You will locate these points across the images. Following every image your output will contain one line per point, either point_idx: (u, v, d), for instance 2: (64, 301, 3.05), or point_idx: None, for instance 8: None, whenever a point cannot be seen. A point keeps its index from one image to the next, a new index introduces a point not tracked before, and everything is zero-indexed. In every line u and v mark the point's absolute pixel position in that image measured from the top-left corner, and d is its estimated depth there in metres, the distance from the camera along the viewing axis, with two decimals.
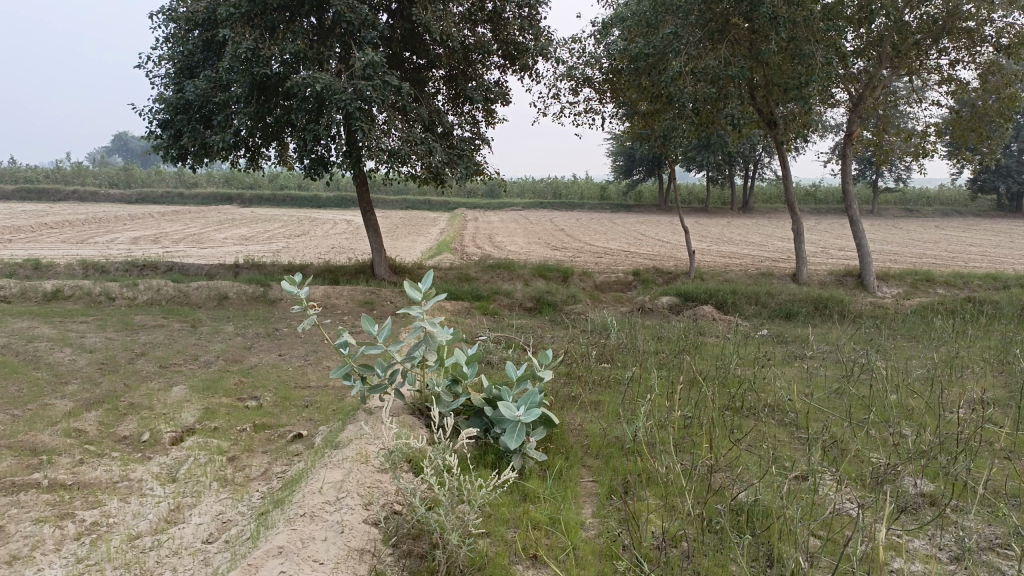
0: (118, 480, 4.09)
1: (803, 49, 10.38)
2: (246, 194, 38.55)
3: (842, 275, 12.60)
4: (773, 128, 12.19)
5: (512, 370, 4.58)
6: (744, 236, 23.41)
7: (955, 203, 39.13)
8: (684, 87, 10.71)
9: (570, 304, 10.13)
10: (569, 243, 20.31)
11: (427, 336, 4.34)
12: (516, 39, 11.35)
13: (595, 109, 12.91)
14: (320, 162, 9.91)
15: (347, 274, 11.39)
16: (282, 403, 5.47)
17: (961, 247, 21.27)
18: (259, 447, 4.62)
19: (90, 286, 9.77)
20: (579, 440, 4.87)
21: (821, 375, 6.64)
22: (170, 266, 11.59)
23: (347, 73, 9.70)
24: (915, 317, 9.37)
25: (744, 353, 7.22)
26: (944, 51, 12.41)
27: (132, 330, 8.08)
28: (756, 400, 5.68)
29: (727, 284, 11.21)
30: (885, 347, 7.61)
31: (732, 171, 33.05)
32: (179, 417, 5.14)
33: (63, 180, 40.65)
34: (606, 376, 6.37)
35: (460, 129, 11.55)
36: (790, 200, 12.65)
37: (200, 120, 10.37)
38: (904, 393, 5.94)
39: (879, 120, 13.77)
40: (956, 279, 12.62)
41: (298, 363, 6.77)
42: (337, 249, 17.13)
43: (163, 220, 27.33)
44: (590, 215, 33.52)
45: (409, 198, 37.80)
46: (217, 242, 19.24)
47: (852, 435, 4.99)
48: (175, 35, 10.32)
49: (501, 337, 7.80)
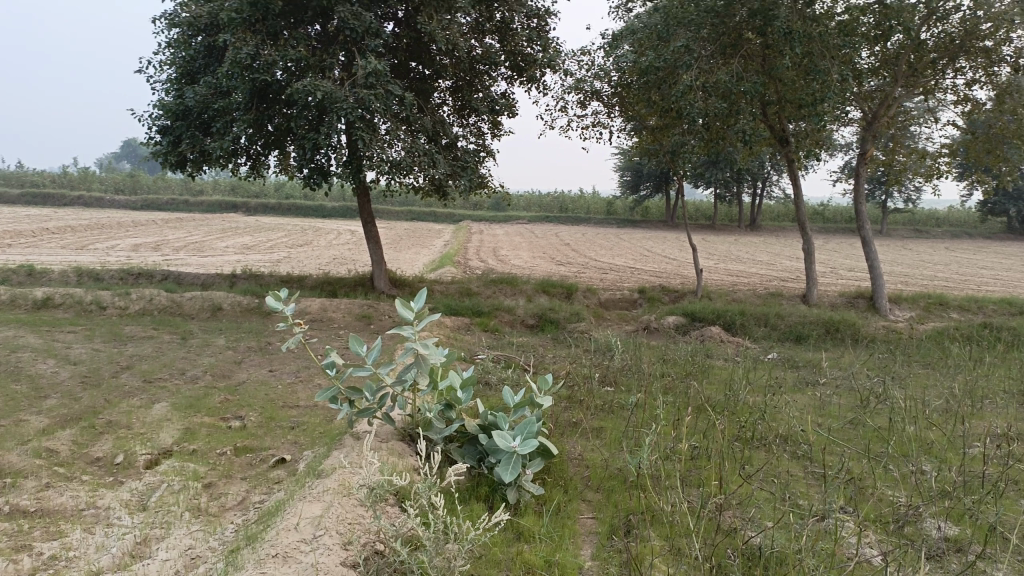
0: (83, 507, 3.83)
1: (818, 64, 10.14)
2: (251, 202, 38.41)
3: (854, 297, 12.31)
4: (785, 145, 11.94)
5: (509, 396, 4.30)
6: (751, 255, 23.11)
7: (964, 224, 38.85)
8: (693, 101, 10.44)
9: (573, 321, 9.84)
10: (574, 258, 20.05)
11: (418, 358, 4.07)
12: (523, 50, 11.16)
13: (602, 123, 12.68)
14: (319, 171, 9.67)
15: (346, 287, 11.12)
16: (268, 424, 5.20)
17: (972, 269, 20.99)
18: (239, 473, 4.35)
19: (81, 294, 9.54)
20: (579, 471, 4.59)
21: (835, 404, 6.35)
22: (167, 275, 11.36)
23: (349, 82, 9.49)
24: (930, 343, 9.06)
25: (754, 378, 6.93)
26: (960, 71, 12.14)
27: (120, 341, 7.83)
28: (767, 430, 5.39)
29: (735, 305, 10.93)
30: (900, 375, 7.32)
31: (739, 188, 32.85)
32: (156, 438, 4.86)
33: (69, 185, 40.62)
34: (610, 401, 6.09)
35: (465, 140, 11.34)
36: (801, 219, 12.33)
37: (200, 127, 10.19)
38: (923, 425, 5.65)
39: (892, 139, 13.51)
40: (970, 303, 12.32)
41: (289, 380, 6.50)
42: (339, 261, 16.91)
43: (167, 227, 27.23)
44: (596, 230, 33.32)
45: (414, 210, 37.67)
46: (218, 251, 19.05)
47: (870, 472, 4.69)
48: (177, 40, 10.10)
49: (501, 356, 7.52)
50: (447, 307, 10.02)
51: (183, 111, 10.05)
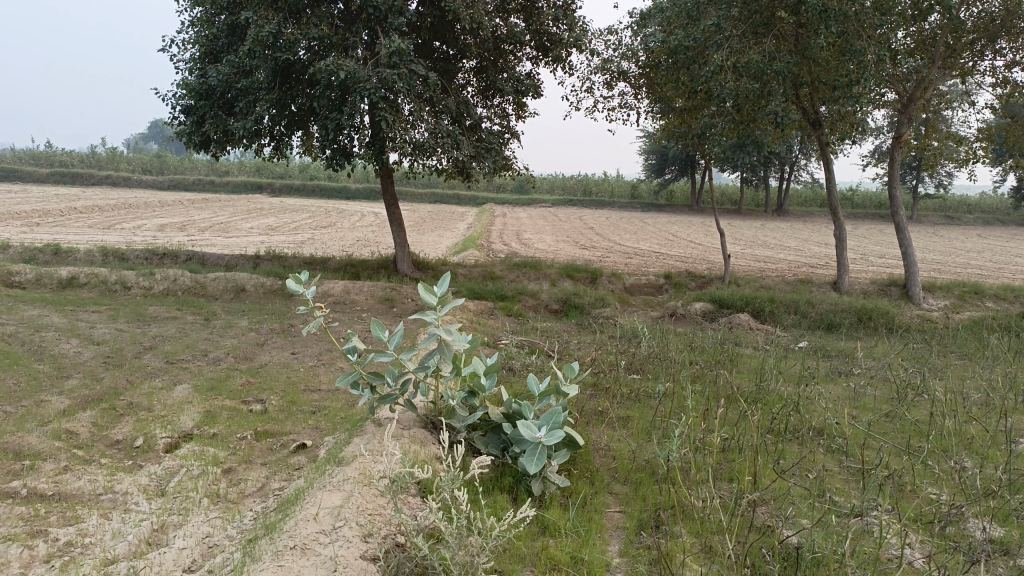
0: (101, 492, 3.77)
1: (854, 45, 9.82)
2: (275, 183, 38.51)
3: (886, 284, 12.00)
4: (818, 128, 11.64)
5: (533, 384, 4.18)
6: (778, 240, 22.77)
7: (996, 210, 37.98)
8: (724, 82, 10.18)
9: (599, 307, 9.68)
10: (599, 242, 19.85)
11: (441, 344, 3.96)
12: (549, 29, 10.95)
13: (630, 105, 12.44)
14: (342, 152, 9.57)
15: (369, 269, 11.04)
16: (289, 408, 5.12)
17: (1006, 257, 20.49)
18: (258, 458, 4.27)
19: (106, 274, 9.54)
20: (605, 462, 4.46)
21: (869, 396, 6.14)
22: (191, 255, 11.35)
23: (372, 61, 9.35)
24: (967, 333, 8.79)
25: (785, 368, 6.74)
26: (1000, 52, 11.75)
27: (143, 321, 7.80)
28: (799, 422, 5.23)
29: (763, 292, 10.70)
30: (935, 366, 7.09)
31: (766, 172, 32.36)
32: (177, 421, 4.81)
33: (97, 165, 41.03)
34: (637, 389, 5.94)
35: (489, 122, 11.16)
36: (833, 204, 12.01)
37: (223, 106, 10.11)
38: (961, 419, 5.46)
39: (927, 124, 13.14)
40: (1007, 293, 11.97)
41: (310, 363, 6.42)
42: (362, 243, 16.85)
43: (192, 207, 27.40)
44: (620, 214, 33.01)
45: (438, 192, 37.63)
46: (243, 232, 19.10)
47: (908, 468, 4.51)
48: (201, 19, 10.02)
49: (525, 342, 7.40)
50: (470, 290, 9.89)
51: (207, 90, 9.98)
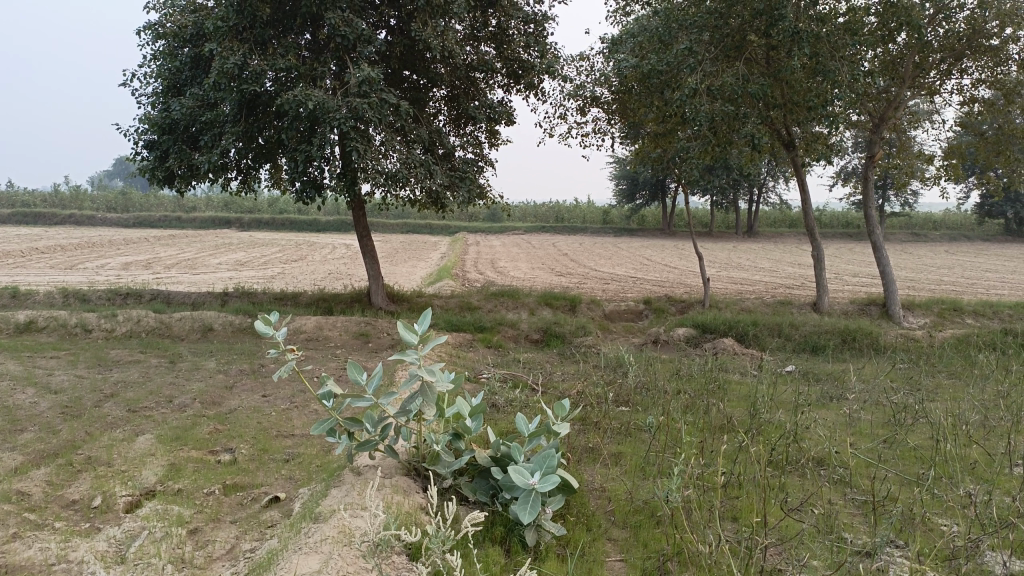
0: (53, 562, 3.42)
1: (827, 65, 9.84)
2: (244, 217, 38.03)
3: (865, 304, 11.93)
4: (791, 149, 11.64)
5: (523, 425, 3.93)
6: (752, 262, 22.82)
7: (961, 226, 38.59)
8: (699, 105, 10.13)
9: (580, 335, 9.45)
10: (574, 269, 19.72)
11: (424, 386, 3.71)
12: (521, 56, 10.85)
13: (603, 130, 12.36)
14: (312, 184, 9.27)
15: (342, 304, 10.73)
16: (260, 457, 4.80)
17: (976, 272, 20.71)
18: (228, 516, 3.95)
19: (66, 317, 9.12)
20: (600, 504, 4.20)
21: (864, 421, 5.96)
22: (156, 294, 10.96)
23: (342, 90, 9.13)
24: (952, 351, 8.69)
25: (775, 394, 6.55)
26: (966, 71, 11.89)
27: (104, 366, 7.42)
28: (798, 452, 5.02)
29: (745, 315, 10.56)
30: (927, 386, 6.94)
31: (736, 195, 32.64)
32: (138, 476, 4.46)
33: (60, 204, 40.24)
34: (626, 422, 5.71)
35: (463, 150, 10.97)
36: (810, 224, 11.92)
37: (187, 140, 9.82)
38: (961, 442, 5.29)
39: (897, 142, 13.21)
40: (985, 308, 11.95)
41: (282, 406, 6.10)
42: (335, 276, 16.52)
43: (158, 244, 26.84)
44: (593, 240, 32.99)
45: (410, 222, 37.44)
46: (211, 268, 18.66)
47: (915, 500, 4.30)
48: (163, 52, 9.74)
49: (507, 375, 7.15)
50: (448, 323, 9.61)
51: (170, 124, 9.67)
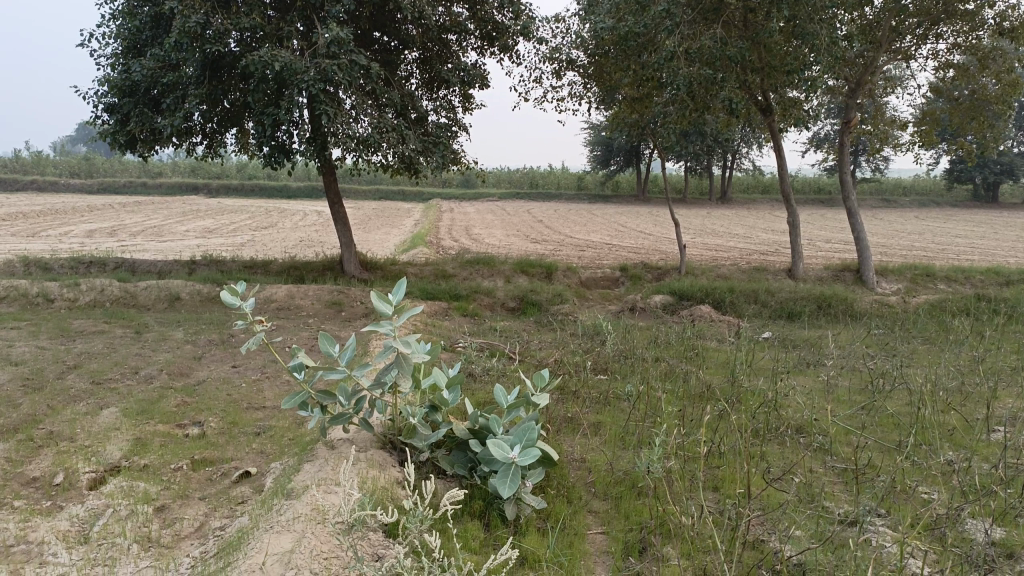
0: (11, 543, 3.26)
1: (807, 28, 9.70)
2: (212, 183, 37.26)
3: (839, 270, 11.96)
4: (768, 114, 11.54)
5: (501, 396, 3.85)
6: (726, 228, 22.85)
7: (930, 192, 38.97)
8: (677, 69, 9.97)
9: (556, 303, 9.35)
10: (549, 236, 19.58)
11: (399, 358, 3.59)
12: (495, 18, 10.59)
13: (579, 94, 12.16)
14: (281, 149, 8.99)
15: (314, 272, 10.51)
16: (229, 431, 4.65)
17: (946, 238, 20.93)
18: (197, 492, 3.82)
19: (26, 286, 8.81)
20: (581, 475, 4.13)
21: (842, 388, 5.95)
22: (120, 263, 10.64)
23: (310, 51, 8.83)
24: (926, 317, 8.74)
25: (753, 362, 6.52)
26: (941, 36, 11.83)
27: (67, 337, 7.18)
28: (777, 420, 4.99)
29: (721, 281, 10.53)
30: (902, 352, 6.96)
31: (710, 161, 32.62)
32: (102, 451, 4.30)
33: (21, 170, 39.09)
34: (605, 390, 5.64)
35: (436, 115, 10.72)
36: (786, 190, 11.84)
37: (149, 103, 9.47)
38: (937, 408, 5.31)
39: (873, 108, 13.16)
40: (957, 274, 12.06)
41: (253, 378, 5.94)
42: (306, 244, 16.25)
43: (123, 211, 26.23)
44: (568, 206, 32.84)
45: (382, 188, 36.96)
46: (179, 236, 18.24)
47: (894, 468, 4.29)
48: (122, 11, 9.33)
49: (483, 344, 7.04)
50: (423, 291, 9.45)
51: (131, 86, 9.30)
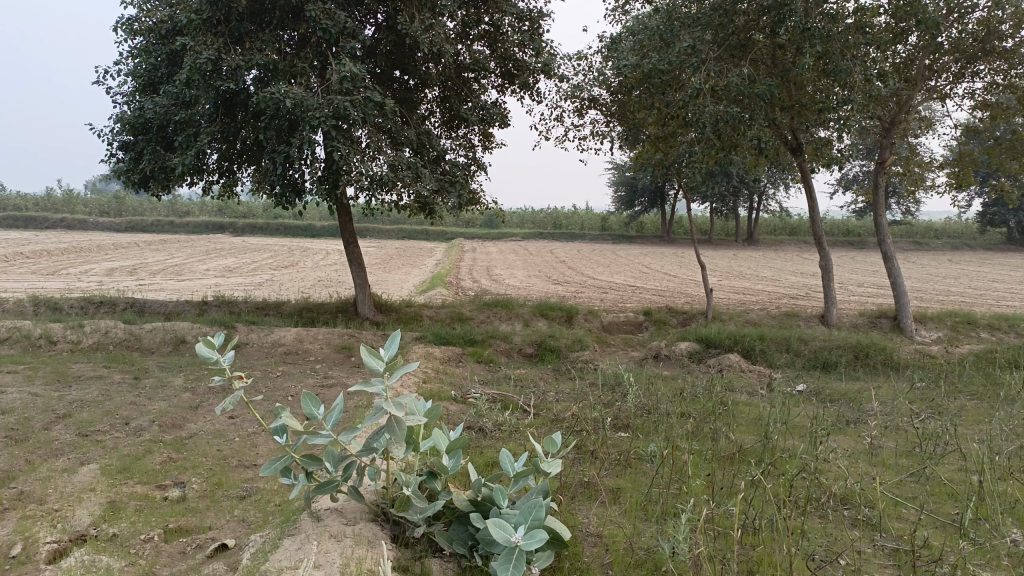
0: None
1: (839, 64, 9.35)
2: (238, 222, 37.52)
3: (875, 317, 11.40)
4: (798, 153, 11.13)
5: (508, 463, 3.41)
6: (754, 271, 22.32)
7: (963, 235, 38.09)
8: (703, 106, 9.64)
9: (576, 350, 8.90)
10: (571, 277, 19.20)
11: (391, 422, 3.18)
12: (516, 55, 10.38)
13: (601, 133, 11.85)
14: (293, 188, 8.74)
15: (327, 314, 10.20)
16: (212, 494, 4.26)
17: (984, 283, 20.22)
18: (165, 570, 3.41)
19: (29, 328, 8.56)
20: (598, 555, 3.66)
21: (888, 450, 5.44)
22: (130, 302, 10.41)
23: (323, 88, 8.62)
24: (972, 369, 8.17)
25: (788, 419, 6.02)
26: (978, 75, 11.39)
27: (63, 383, 6.87)
28: (818, 489, 4.49)
29: (750, 328, 10.03)
30: (951, 410, 6.43)
31: (736, 202, 32.20)
32: (70, 517, 3.91)
33: (52, 208, 39.66)
34: (625, 450, 5.18)
35: (454, 154, 10.44)
36: (818, 232, 11.33)
37: (162, 141, 9.31)
38: (996, 476, 4.77)
39: (908, 148, 12.69)
40: (1001, 322, 11.45)
41: (248, 431, 5.56)
42: (325, 284, 15.99)
43: (147, 250, 26.35)
44: (592, 247, 32.49)
45: (405, 228, 36.93)
46: (198, 275, 18.11)
47: (954, 551, 3.77)
48: (139, 49, 9.24)
49: (497, 394, 6.62)
50: (436, 336, 9.05)
51: (144, 124, 9.14)
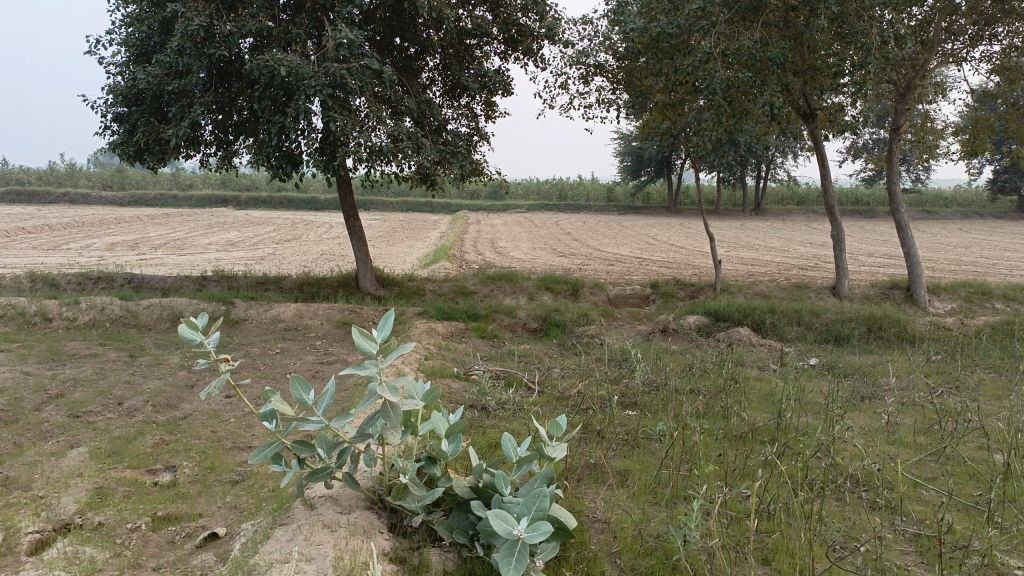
0: None
1: (855, 26, 9.00)
2: (241, 195, 37.27)
3: (887, 288, 11.15)
4: (810, 120, 10.80)
5: (510, 448, 3.22)
6: (762, 241, 22.03)
7: (974, 203, 37.63)
8: (713, 71, 9.32)
9: (582, 324, 8.71)
10: (576, 249, 18.97)
11: (386, 407, 3.00)
12: (519, 21, 10.05)
13: (607, 101, 11.54)
14: (289, 159, 8.50)
15: (328, 289, 10.01)
16: (204, 479, 4.10)
17: (996, 252, 19.92)
18: (152, 561, 3.26)
19: (23, 304, 8.39)
20: (606, 542, 3.49)
21: (905, 427, 5.25)
22: (128, 278, 10.24)
23: (320, 55, 8.34)
24: (988, 342, 7.95)
25: (800, 395, 5.83)
26: (996, 37, 11.03)
27: (56, 361, 6.71)
28: (834, 470, 4.32)
29: (759, 300, 9.81)
30: (968, 384, 6.24)
31: (743, 172, 31.77)
32: (55, 504, 3.76)
33: (54, 181, 39.45)
34: (632, 430, 5.01)
35: (456, 123, 10.17)
36: (830, 201, 11.03)
37: (157, 112, 9.06)
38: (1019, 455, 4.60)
39: (922, 113, 12.33)
40: (1016, 292, 11.20)
41: (244, 411, 5.40)
42: (327, 258, 15.77)
43: (149, 223, 26.16)
44: (598, 218, 32.15)
45: (409, 201, 36.64)
46: (199, 249, 17.91)
47: (979, 537, 3.59)
48: (130, 17, 8.96)
49: (500, 371, 6.44)
50: (439, 310, 8.85)
51: (137, 94, 8.88)
